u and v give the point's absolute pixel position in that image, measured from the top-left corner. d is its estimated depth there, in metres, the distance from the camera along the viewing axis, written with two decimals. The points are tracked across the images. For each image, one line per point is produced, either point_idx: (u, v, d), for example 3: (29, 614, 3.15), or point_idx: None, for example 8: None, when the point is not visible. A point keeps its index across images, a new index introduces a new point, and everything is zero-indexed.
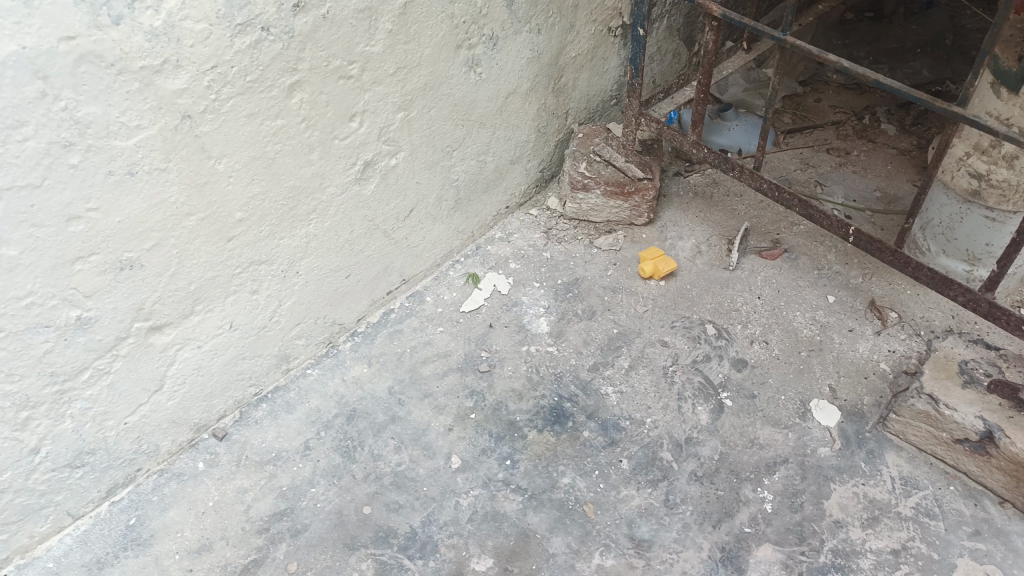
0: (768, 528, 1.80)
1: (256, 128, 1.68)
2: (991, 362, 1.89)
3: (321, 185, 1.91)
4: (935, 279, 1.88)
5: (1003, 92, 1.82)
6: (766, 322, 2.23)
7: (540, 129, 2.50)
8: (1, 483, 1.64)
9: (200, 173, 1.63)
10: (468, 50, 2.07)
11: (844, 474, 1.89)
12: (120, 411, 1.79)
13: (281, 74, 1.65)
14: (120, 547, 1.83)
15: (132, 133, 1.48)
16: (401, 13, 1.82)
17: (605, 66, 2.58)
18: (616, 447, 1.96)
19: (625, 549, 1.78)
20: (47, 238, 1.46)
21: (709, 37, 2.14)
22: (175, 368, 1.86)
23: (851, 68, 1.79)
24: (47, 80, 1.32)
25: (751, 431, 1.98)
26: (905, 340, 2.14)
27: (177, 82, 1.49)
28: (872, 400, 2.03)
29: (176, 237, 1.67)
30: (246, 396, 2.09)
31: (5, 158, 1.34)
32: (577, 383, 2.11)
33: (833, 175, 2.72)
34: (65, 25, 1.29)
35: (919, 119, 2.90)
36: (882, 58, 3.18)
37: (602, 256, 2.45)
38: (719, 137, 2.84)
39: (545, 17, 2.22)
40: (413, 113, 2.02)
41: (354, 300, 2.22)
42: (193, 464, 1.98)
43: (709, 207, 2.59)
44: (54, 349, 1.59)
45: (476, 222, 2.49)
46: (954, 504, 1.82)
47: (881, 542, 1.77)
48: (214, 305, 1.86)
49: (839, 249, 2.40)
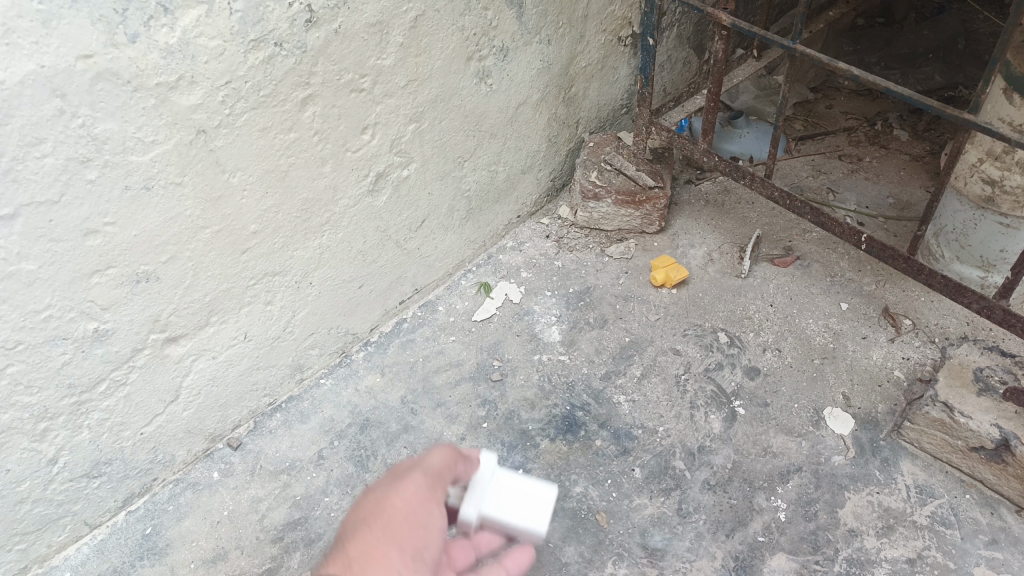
0: (781, 537, 1.79)
1: (269, 141, 1.70)
2: (1007, 369, 1.87)
3: (334, 197, 1.93)
4: (948, 286, 1.87)
5: (1015, 98, 1.81)
6: (779, 329, 2.22)
7: (550, 139, 2.51)
8: (20, 493, 1.67)
9: (214, 186, 1.65)
10: (479, 62, 2.09)
11: (859, 483, 1.87)
12: (137, 421, 1.81)
13: (293, 88, 1.67)
14: (136, 557, 1.85)
15: (147, 149, 1.50)
16: (412, 26, 1.85)
17: (615, 75, 2.59)
18: (628, 456, 1.96)
19: (637, 558, 1.77)
20: (64, 252, 1.49)
21: (718, 46, 2.13)
22: (191, 379, 1.88)
23: (861, 76, 1.78)
24: (65, 97, 1.35)
25: (764, 439, 1.97)
26: (920, 348, 2.13)
27: (192, 98, 1.51)
28: (886, 408, 2.01)
29: (191, 250, 1.70)
30: (260, 406, 2.11)
31: (23, 174, 1.36)
32: (589, 391, 2.11)
33: (845, 181, 2.71)
34: (82, 44, 1.32)
35: (931, 124, 2.90)
36: (893, 64, 3.17)
37: (614, 264, 2.45)
38: (730, 144, 2.83)
39: (555, 29, 2.24)
40: (424, 124, 2.05)
41: (367, 310, 2.24)
42: (208, 474, 2.00)
43: (721, 215, 2.59)
44: (72, 361, 1.61)
45: (487, 231, 2.50)
46: (971, 513, 1.81)
47: (897, 551, 1.75)
48: (229, 316, 1.88)
49: (851, 257, 2.40)
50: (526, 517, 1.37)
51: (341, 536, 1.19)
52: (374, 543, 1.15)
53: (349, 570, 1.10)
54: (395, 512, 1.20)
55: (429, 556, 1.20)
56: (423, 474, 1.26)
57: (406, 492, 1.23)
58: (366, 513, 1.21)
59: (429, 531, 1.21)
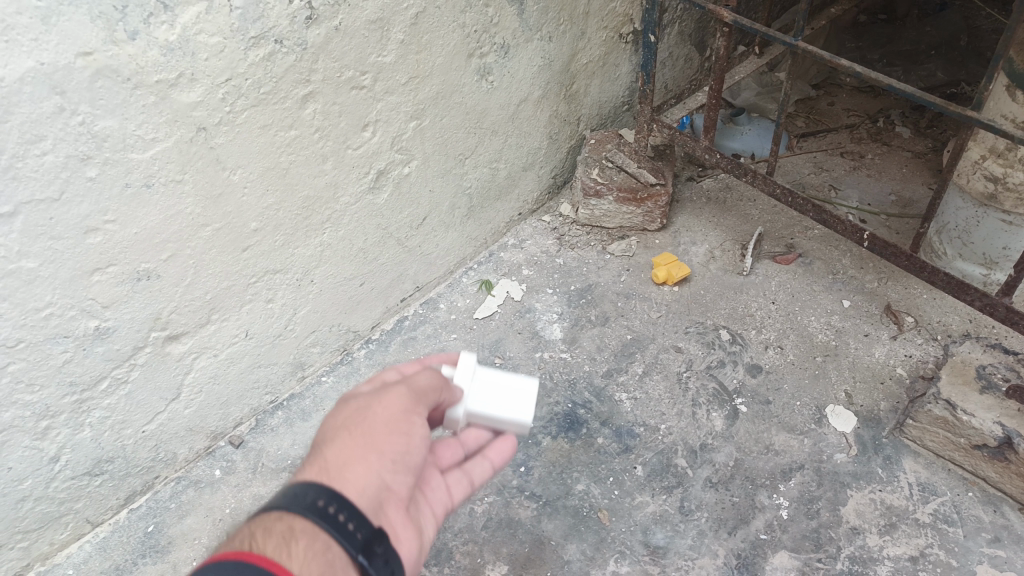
0: (783, 535, 1.79)
1: (270, 139, 1.70)
2: (1009, 367, 1.88)
3: (334, 195, 1.93)
4: (951, 283, 1.86)
5: (1018, 95, 1.80)
6: (781, 327, 2.22)
7: (551, 136, 2.51)
8: (21, 491, 1.67)
9: (214, 183, 1.65)
10: (480, 59, 2.08)
11: (861, 481, 1.87)
12: (138, 420, 1.81)
13: (294, 85, 1.67)
14: (138, 555, 1.85)
15: (147, 146, 1.50)
16: (413, 23, 1.84)
17: (617, 72, 2.58)
18: (630, 454, 1.96)
19: (639, 556, 1.77)
20: (65, 250, 1.49)
21: (720, 42, 2.12)
22: (192, 377, 1.88)
23: (864, 72, 1.77)
24: (65, 95, 1.34)
25: (766, 437, 1.97)
26: (922, 345, 2.12)
27: (192, 95, 1.51)
28: (889, 406, 2.01)
29: (192, 247, 1.69)
30: (262, 404, 2.11)
31: (23, 171, 1.36)
32: (590, 389, 2.11)
33: (847, 178, 2.71)
34: (81, 41, 1.31)
35: (934, 121, 2.89)
36: (896, 61, 3.16)
37: (615, 262, 2.45)
38: (731, 141, 2.82)
39: (556, 25, 2.23)
40: (425, 121, 2.04)
41: (369, 307, 2.24)
42: (209, 472, 2.00)
43: (722, 212, 2.58)
44: (73, 359, 1.61)
45: (489, 228, 2.50)
46: (974, 511, 1.80)
47: (899, 549, 1.75)
48: (230, 314, 1.88)
49: (853, 254, 2.39)
50: (510, 409, 1.36)
51: (323, 437, 1.15)
52: (352, 448, 1.11)
53: (324, 476, 1.06)
54: (377, 420, 1.14)
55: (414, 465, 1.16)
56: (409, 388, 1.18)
57: (390, 403, 1.17)
58: (349, 417, 1.16)
59: (413, 440, 1.16)
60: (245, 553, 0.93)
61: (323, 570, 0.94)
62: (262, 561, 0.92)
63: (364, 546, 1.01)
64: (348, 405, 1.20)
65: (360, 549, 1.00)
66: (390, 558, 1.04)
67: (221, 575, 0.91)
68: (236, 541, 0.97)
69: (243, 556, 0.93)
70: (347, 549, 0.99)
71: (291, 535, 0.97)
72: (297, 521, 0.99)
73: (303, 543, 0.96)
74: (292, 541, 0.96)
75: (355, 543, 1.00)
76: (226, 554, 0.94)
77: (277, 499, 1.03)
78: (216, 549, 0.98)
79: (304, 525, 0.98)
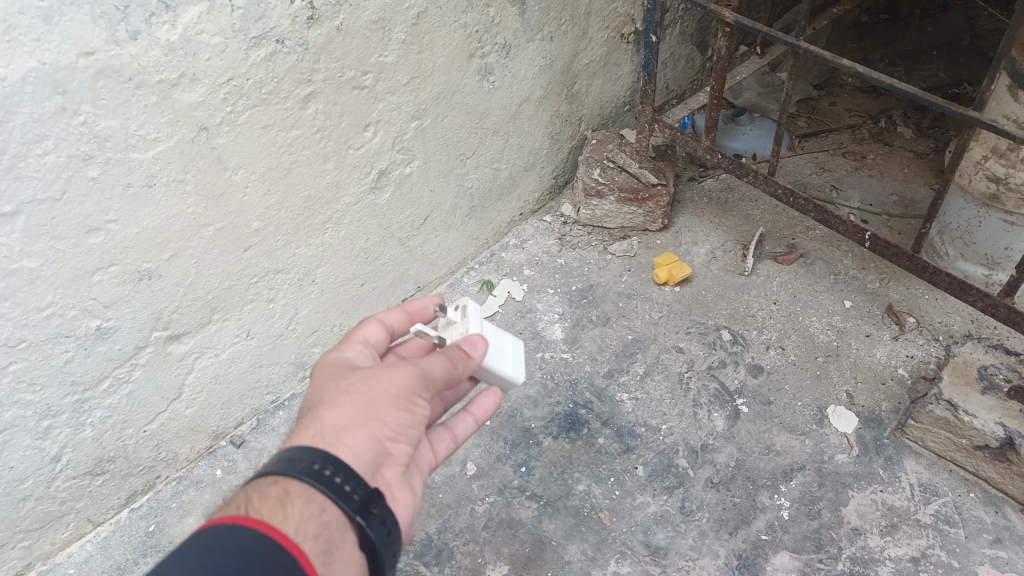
0: (785, 536, 1.79)
1: (272, 138, 1.70)
2: (1011, 367, 1.88)
3: (336, 195, 1.93)
4: (953, 284, 1.86)
5: (1021, 95, 1.79)
6: (782, 327, 2.22)
7: (553, 136, 2.51)
8: (23, 491, 1.67)
9: (216, 183, 1.65)
10: (481, 59, 2.08)
11: (862, 481, 1.87)
12: (139, 420, 1.81)
13: (295, 85, 1.67)
14: (139, 555, 1.85)
15: (149, 146, 1.50)
16: (415, 23, 1.84)
17: (618, 72, 2.58)
18: (631, 454, 1.96)
19: (640, 557, 1.77)
20: (67, 249, 1.49)
21: (722, 42, 2.12)
22: (193, 377, 1.88)
23: (866, 72, 1.77)
24: (67, 94, 1.34)
25: (767, 438, 1.96)
26: (924, 346, 2.12)
27: (194, 95, 1.51)
28: (891, 406, 2.00)
29: (193, 247, 1.70)
30: (263, 404, 2.12)
31: (25, 171, 1.36)
32: (591, 389, 2.11)
33: (849, 178, 2.71)
34: (84, 41, 1.32)
35: (936, 121, 2.89)
36: (898, 61, 3.16)
37: (617, 262, 2.45)
38: (733, 141, 2.82)
39: (558, 25, 2.23)
40: (426, 121, 2.04)
41: (370, 307, 2.24)
42: (210, 472, 2.00)
43: (724, 212, 2.58)
44: (75, 359, 1.61)
45: (490, 228, 2.50)
46: (975, 512, 1.80)
47: (901, 550, 1.75)
48: (231, 314, 1.88)
49: (855, 254, 2.39)
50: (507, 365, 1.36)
51: (316, 402, 1.15)
52: (353, 415, 1.10)
53: (323, 442, 1.07)
54: (377, 388, 1.13)
55: (413, 432, 1.16)
56: (417, 363, 1.16)
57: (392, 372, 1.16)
58: (346, 384, 1.15)
59: (414, 412, 1.15)
60: (242, 516, 0.94)
61: (320, 530, 0.96)
62: (259, 523, 0.93)
63: (362, 508, 1.02)
64: (344, 372, 1.19)
65: (357, 510, 1.02)
66: (387, 519, 1.06)
67: (221, 538, 0.92)
68: (232, 505, 0.98)
69: (239, 519, 0.94)
70: (344, 510, 1.00)
71: (287, 498, 0.98)
72: (293, 485, 1.00)
73: (300, 506, 0.97)
74: (288, 504, 0.97)
75: (352, 505, 1.01)
76: (223, 518, 0.95)
77: (273, 463, 1.03)
78: (211, 513, 0.99)
79: (300, 488, 0.99)
